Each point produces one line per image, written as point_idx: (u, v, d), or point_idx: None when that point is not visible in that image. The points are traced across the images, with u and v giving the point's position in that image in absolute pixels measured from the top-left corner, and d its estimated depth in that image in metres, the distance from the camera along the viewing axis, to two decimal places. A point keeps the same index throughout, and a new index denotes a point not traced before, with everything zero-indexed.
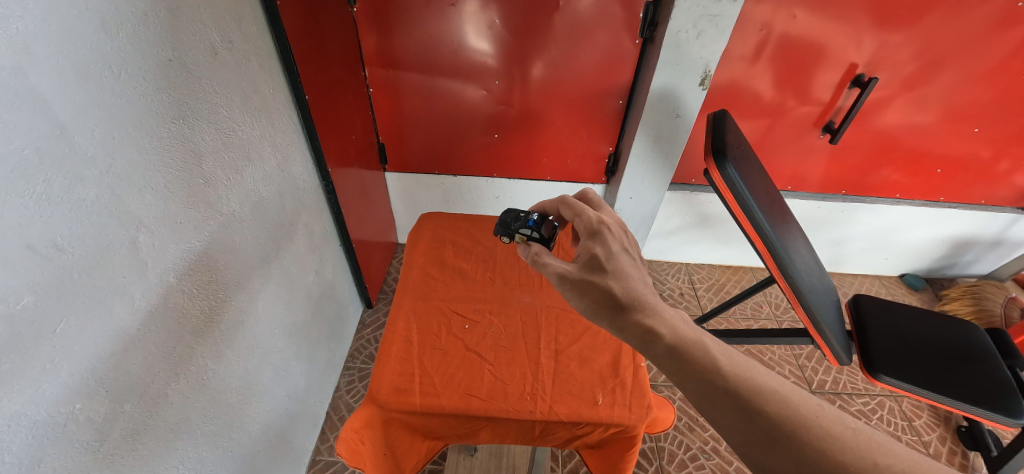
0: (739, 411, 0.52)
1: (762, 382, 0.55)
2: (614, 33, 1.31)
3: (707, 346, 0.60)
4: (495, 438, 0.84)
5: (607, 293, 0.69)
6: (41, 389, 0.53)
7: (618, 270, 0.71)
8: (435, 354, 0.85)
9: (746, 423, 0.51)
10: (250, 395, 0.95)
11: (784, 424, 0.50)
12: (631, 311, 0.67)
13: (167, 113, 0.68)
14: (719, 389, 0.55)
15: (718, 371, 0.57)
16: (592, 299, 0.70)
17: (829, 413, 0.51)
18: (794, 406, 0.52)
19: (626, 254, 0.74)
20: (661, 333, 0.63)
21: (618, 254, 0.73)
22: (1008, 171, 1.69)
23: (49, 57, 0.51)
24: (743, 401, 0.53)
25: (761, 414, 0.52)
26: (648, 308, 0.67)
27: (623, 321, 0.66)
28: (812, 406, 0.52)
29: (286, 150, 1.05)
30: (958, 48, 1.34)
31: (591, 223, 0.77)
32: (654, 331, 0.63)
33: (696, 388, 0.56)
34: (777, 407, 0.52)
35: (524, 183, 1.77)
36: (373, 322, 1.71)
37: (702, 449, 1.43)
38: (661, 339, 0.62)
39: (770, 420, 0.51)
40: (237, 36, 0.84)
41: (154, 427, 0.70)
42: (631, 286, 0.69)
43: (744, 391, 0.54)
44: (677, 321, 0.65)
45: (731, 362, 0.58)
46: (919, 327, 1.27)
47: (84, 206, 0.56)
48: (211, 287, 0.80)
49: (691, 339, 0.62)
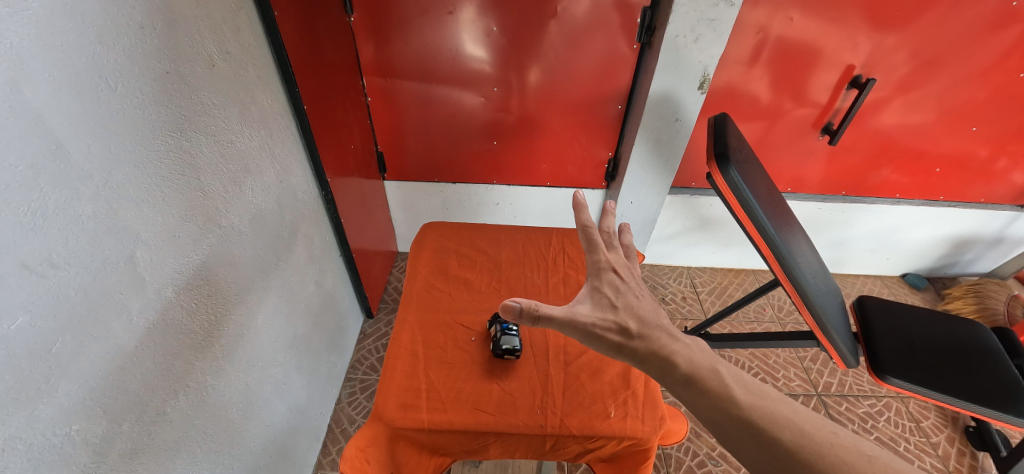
0: (755, 441, 0.52)
1: (777, 410, 0.54)
2: (611, 38, 1.31)
3: (722, 373, 0.59)
4: (504, 454, 0.82)
5: (623, 329, 0.65)
6: (37, 411, 0.52)
7: (631, 308, 0.69)
8: (441, 367, 0.84)
9: (761, 452, 0.51)
10: (249, 411, 0.93)
11: (800, 452, 0.49)
12: (646, 344, 0.64)
13: (165, 126, 0.67)
14: (734, 419, 0.54)
15: (731, 400, 0.56)
16: (608, 338, 0.65)
17: (845, 440, 0.50)
18: (809, 435, 0.51)
19: (633, 291, 0.72)
20: (677, 362, 0.61)
21: (627, 292, 0.71)
22: (1006, 169, 1.69)
23: (42, 70, 0.50)
24: (756, 429, 0.52)
25: (774, 442, 0.51)
26: (662, 340, 0.64)
27: (640, 354, 0.63)
28: (827, 434, 0.50)
29: (284, 162, 1.03)
30: (953, 47, 1.35)
31: (598, 262, 0.74)
32: (670, 360, 0.61)
33: (712, 420, 0.55)
34: (791, 435, 0.51)
35: (524, 190, 1.76)
36: (374, 333, 1.69)
37: (709, 456, 1.41)
38: (677, 368, 0.61)
39: (785, 449, 0.50)
40: (234, 47, 0.83)
41: (153, 447, 0.68)
42: (644, 321, 0.67)
43: (759, 422, 0.53)
44: (693, 348, 0.63)
45: (745, 391, 0.57)
46: (924, 328, 1.26)
47: (80, 222, 0.55)
48: (210, 302, 0.79)
49: (707, 367, 0.60)
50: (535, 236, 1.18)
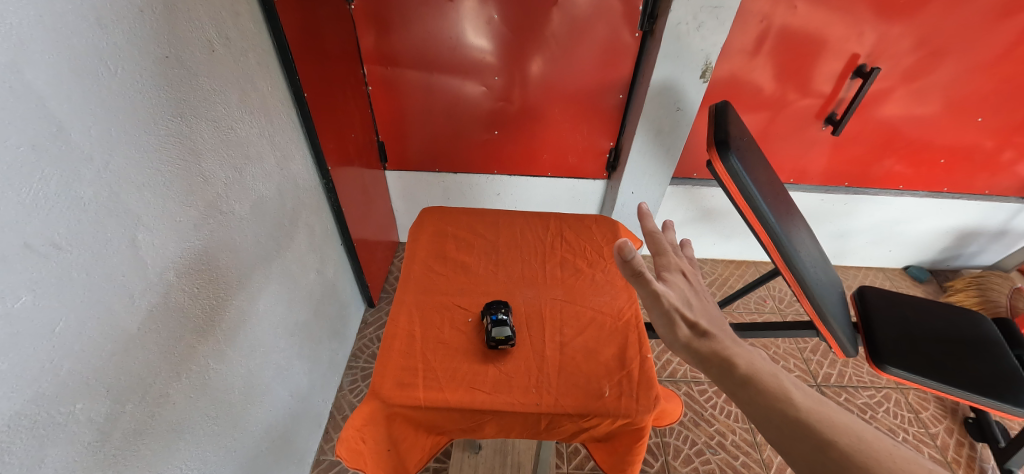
0: (805, 439, 0.47)
1: (836, 417, 0.49)
2: (613, 26, 1.30)
3: (782, 378, 0.56)
4: (499, 433, 0.83)
5: (694, 326, 0.65)
6: (41, 389, 0.52)
7: (702, 310, 0.69)
8: (438, 347, 0.85)
9: (811, 451, 0.46)
10: (252, 396, 0.95)
11: (854, 456, 0.44)
12: (710, 343, 0.63)
13: (165, 110, 0.68)
14: (789, 419, 0.50)
15: (786, 400, 0.52)
16: (679, 330, 0.65)
17: (908, 453, 0.44)
18: (867, 441, 0.46)
19: (703, 297, 0.73)
20: (735, 362, 0.59)
21: (698, 296, 0.72)
22: (1011, 160, 1.68)
23: (41, 52, 0.50)
24: (809, 429, 0.48)
25: (828, 444, 0.46)
26: (726, 343, 0.63)
27: (701, 350, 0.62)
28: (889, 445, 0.45)
29: (284, 149, 1.04)
30: (959, 36, 1.33)
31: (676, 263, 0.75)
32: (729, 360, 0.59)
33: (764, 417, 0.52)
34: (847, 439, 0.46)
35: (524, 180, 1.76)
36: (375, 321, 1.70)
37: (708, 444, 1.42)
38: (735, 368, 0.58)
39: (837, 451, 0.45)
40: (234, 33, 0.83)
41: (155, 428, 0.69)
42: (713, 324, 0.67)
43: (814, 423, 0.49)
44: (755, 356, 0.60)
45: (805, 395, 0.53)
46: (927, 320, 1.26)
47: (82, 204, 0.56)
48: (212, 286, 0.80)
49: (768, 372, 0.57)
50: (533, 221, 1.18)
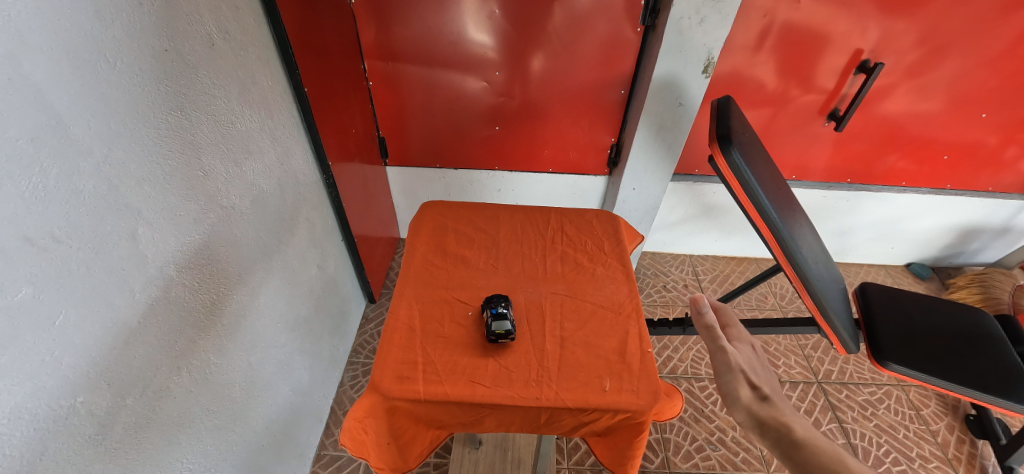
0: None
1: None
2: (615, 21, 1.29)
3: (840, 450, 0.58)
4: (499, 427, 0.83)
5: (757, 390, 0.68)
6: (42, 382, 0.52)
7: (766, 380, 0.72)
8: (438, 341, 0.85)
9: None
10: (252, 390, 0.95)
11: None
12: (770, 408, 0.66)
13: (165, 104, 0.67)
14: None
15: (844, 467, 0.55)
16: (742, 391, 0.68)
17: None
18: None
19: (768, 368, 0.75)
20: (793, 429, 0.62)
21: (763, 366, 0.75)
22: (1015, 157, 1.67)
23: (39, 44, 0.49)
24: None
25: None
26: (785, 411, 0.65)
27: (761, 415, 0.65)
28: None
29: (285, 143, 1.03)
30: (963, 32, 1.32)
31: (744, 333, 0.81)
32: (788, 427, 0.62)
33: None
34: None
35: (525, 176, 1.75)
36: (376, 317, 1.70)
37: (708, 440, 1.42)
38: (792, 434, 0.61)
39: None
40: (234, 26, 0.83)
41: (156, 422, 0.69)
42: (775, 394, 0.69)
43: None
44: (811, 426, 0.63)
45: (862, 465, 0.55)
46: (929, 316, 1.25)
47: (81, 198, 0.56)
48: (213, 281, 0.80)
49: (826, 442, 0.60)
50: (534, 215, 1.18)
